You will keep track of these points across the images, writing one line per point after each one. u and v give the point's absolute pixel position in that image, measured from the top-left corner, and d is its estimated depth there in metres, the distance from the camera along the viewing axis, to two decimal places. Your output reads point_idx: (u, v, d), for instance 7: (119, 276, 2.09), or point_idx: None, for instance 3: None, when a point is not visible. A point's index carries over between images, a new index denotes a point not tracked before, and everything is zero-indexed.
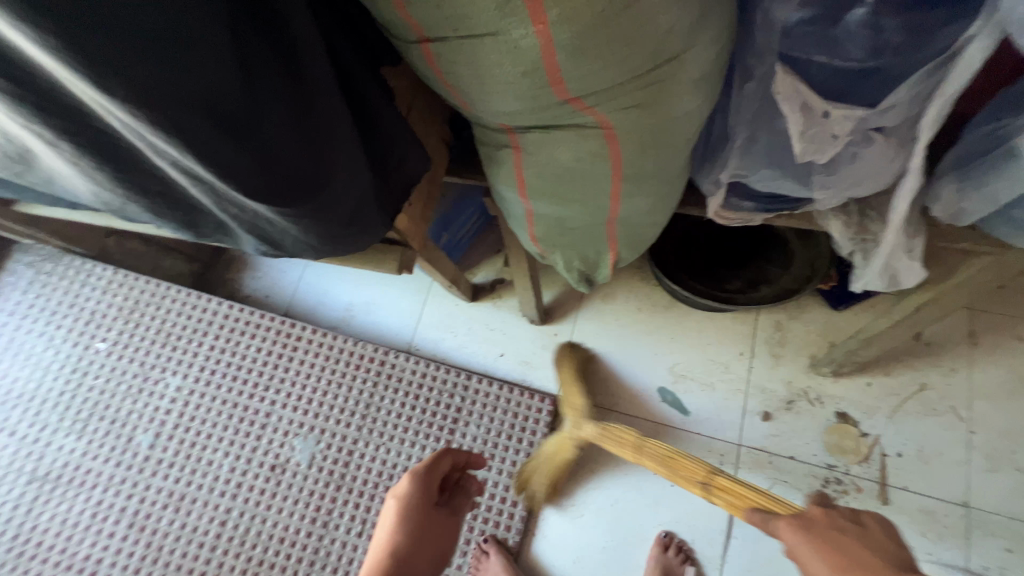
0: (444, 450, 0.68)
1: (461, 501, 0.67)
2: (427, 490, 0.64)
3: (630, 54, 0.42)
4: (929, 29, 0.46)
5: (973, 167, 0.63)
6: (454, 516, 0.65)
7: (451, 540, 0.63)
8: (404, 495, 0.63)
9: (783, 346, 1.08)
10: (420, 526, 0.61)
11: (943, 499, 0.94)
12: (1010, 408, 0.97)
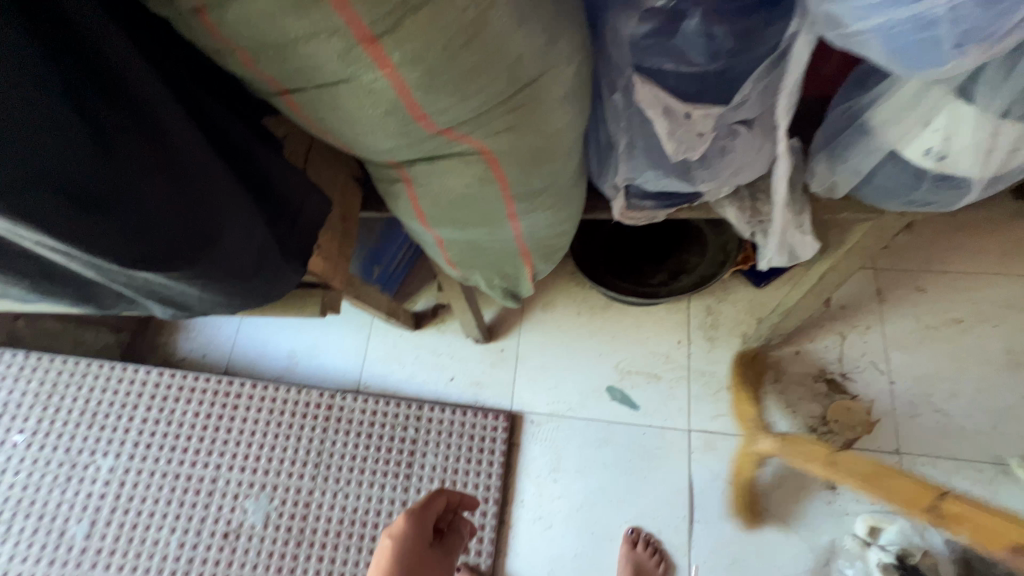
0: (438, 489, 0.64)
1: (454, 542, 0.64)
2: (422, 530, 0.60)
3: (486, 83, 0.44)
4: (755, 31, 0.51)
5: (838, 144, 0.69)
6: (448, 558, 0.62)
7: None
8: (397, 536, 0.59)
9: (715, 329, 1.13)
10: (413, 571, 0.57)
11: (876, 450, 1.00)
12: (923, 355, 1.04)
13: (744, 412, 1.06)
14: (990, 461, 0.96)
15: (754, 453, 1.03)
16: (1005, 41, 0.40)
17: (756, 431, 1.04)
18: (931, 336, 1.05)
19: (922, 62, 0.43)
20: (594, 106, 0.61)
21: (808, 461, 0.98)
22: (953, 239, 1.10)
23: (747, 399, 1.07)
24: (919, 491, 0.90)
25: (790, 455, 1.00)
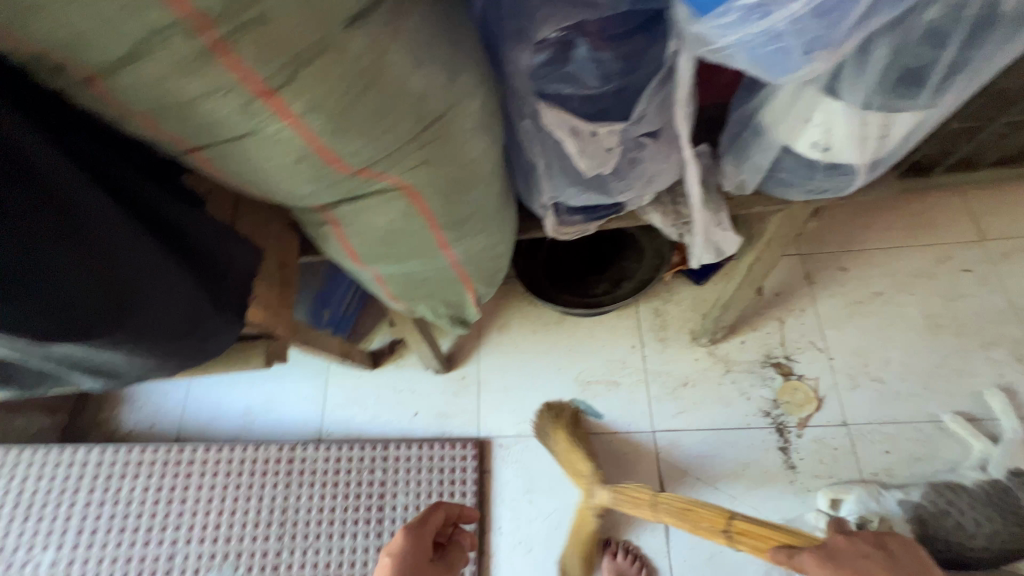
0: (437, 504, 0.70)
1: (457, 553, 0.69)
2: (420, 543, 0.65)
3: (392, 121, 0.47)
4: (638, 55, 0.57)
5: (740, 146, 0.75)
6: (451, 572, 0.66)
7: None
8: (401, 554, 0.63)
9: (665, 329, 1.17)
10: None
11: (826, 425, 1.05)
12: (854, 328, 1.11)
13: (577, 467, 1.01)
14: (927, 419, 1.03)
15: (594, 505, 0.98)
16: (844, 47, 0.46)
17: (592, 484, 0.99)
18: (858, 310, 1.12)
19: (782, 70, 0.48)
20: (508, 136, 0.64)
21: (635, 508, 0.90)
22: (864, 218, 1.19)
23: (579, 453, 1.02)
24: (705, 513, 0.79)
25: (621, 506, 0.94)
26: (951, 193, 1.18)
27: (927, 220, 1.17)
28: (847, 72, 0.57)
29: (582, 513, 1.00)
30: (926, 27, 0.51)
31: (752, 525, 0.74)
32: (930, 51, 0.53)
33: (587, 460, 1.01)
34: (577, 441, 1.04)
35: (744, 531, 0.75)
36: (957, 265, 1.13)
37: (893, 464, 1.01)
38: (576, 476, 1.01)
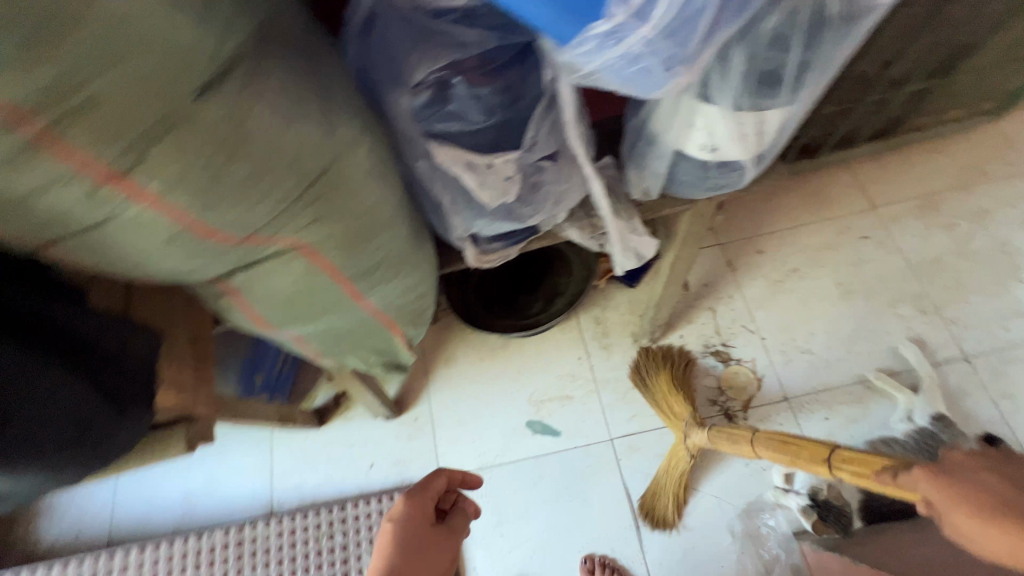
0: (439, 471, 0.65)
1: (457, 525, 0.65)
2: (422, 509, 0.63)
3: (268, 184, 0.45)
4: (517, 84, 0.57)
5: (638, 155, 0.78)
6: (450, 544, 0.63)
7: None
8: (402, 526, 0.61)
9: (608, 336, 1.19)
10: (415, 545, 0.60)
11: (768, 403, 1.10)
12: (778, 306, 1.18)
13: (674, 410, 1.03)
14: (855, 381, 1.09)
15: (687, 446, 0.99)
16: (699, 60, 0.48)
17: (687, 426, 0.98)
18: (779, 289, 1.19)
19: (651, 86, 0.50)
20: (409, 177, 0.64)
21: (732, 443, 0.85)
22: (770, 201, 1.26)
23: (677, 396, 1.04)
24: (812, 445, 0.70)
25: (717, 444, 0.89)
26: (841, 167, 1.28)
27: (825, 196, 1.26)
28: (713, 81, 0.61)
29: (675, 452, 1.02)
30: (769, 34, 0.55)
31: (863, 455, 0.63)
32: (777, 54, 0.57)
33: (686, 402, 1.03)
34: (677, 386, 1.06)
35: (845, 458, 0.64)
36: (856, 233, 1.22)
37: (833, 429, 1.06)
38: (675, 420, 1.03)
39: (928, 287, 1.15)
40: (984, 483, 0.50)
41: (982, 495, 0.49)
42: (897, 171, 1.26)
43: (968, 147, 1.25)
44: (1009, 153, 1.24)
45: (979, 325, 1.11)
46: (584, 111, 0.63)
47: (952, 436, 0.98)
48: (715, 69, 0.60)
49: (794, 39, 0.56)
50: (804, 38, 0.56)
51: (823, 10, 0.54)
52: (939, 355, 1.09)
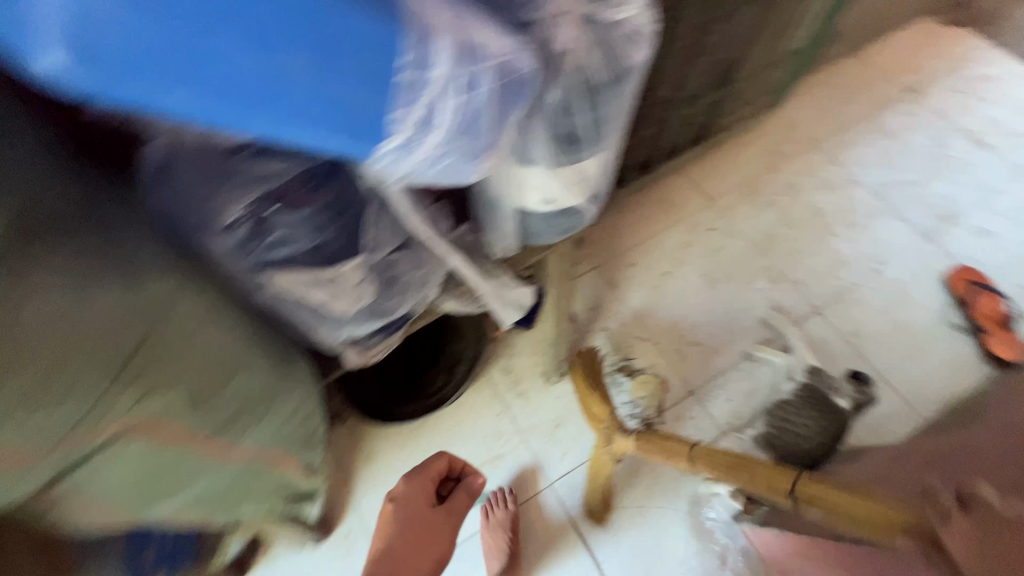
0: (447, 455, 1.04)
1: (462, 497, 1.02)
2: (424, 486, 1.01)
3: (67, 385, 0.41)
4: (339, 193, 0.58)
5: (487, 214, 0.80)
6: (449, 511, 1.02)
7: (445, 532, 1.00)
8: (419, 494, 1.00)
9: (520, 382, 1.20)
10: (415, 510, 1.00)
11: (677, 401, 1.17)
12: (661, 309, 1.27)
13: (592, 413, 1.00)
14: (742, 357, 1.21)
15: (610, 451, 0.98)
16: (500, 142, 0.50)
17: (609, 432, 0.96)
18: (658, 293, 1.29)
19: (464, 171, 0.51)
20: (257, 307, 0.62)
21: (660, 456, 0.91)
22: (628, 217, 1.38)
23: (595, 398, 1.00)
24: (768, 475, 0.80)
25: (650, 457, 0.92)
26: (676, 173, 1.44)
27: (670, 201, 1.41)
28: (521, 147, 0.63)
29: (601, 462, 1.02)
30: (556, 103, 0.58)
31: (823, 491, 0.75)
32: (568, 118, 0.61)
33: (604, 404, 0.99)
34: (592, 384, 1.02)
35: (813, 495, 0.76)
36: (704, 227, 1.37)
37: (737, 406, 1.16)
38: (596, 424, 1.00)
39: (772, 259, 1.32)
40: (1006, 545, 0.61)
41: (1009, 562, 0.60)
42: (720, 166, 1.45)
43: (765, 135, 1.48)
44: (796, 132, 1.48)
45: (818, 280, 1.28)
46: (421, 197, 0.62)
47: (823, 382, 1.14)
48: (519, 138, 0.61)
49: (578, 102, 0.59)
50: (587, 101, 0.59)
51: (594, 75, 0.58)
52: (797, 316, 1.24)
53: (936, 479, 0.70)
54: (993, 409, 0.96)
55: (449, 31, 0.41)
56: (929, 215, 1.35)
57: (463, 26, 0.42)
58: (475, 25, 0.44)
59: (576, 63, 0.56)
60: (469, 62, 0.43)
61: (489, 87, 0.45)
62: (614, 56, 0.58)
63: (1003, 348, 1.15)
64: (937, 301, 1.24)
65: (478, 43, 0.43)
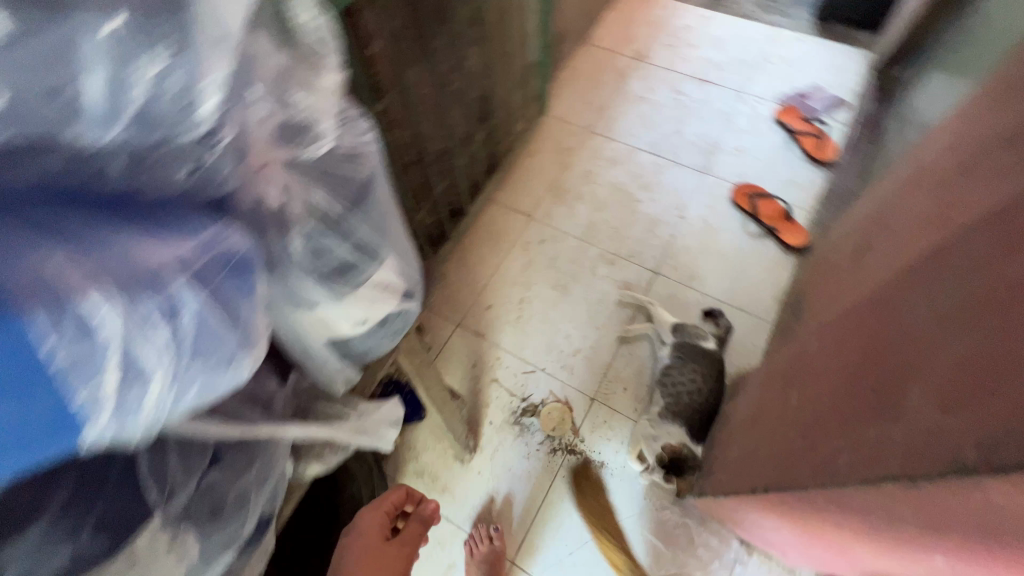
0: (401, 486, 0.87)
1: (414, 526, 0.85)
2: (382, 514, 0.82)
3: None
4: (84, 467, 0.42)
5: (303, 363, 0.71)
6: (404, 544, 0.82)
7: (397, 570, 0.78)
8: (367, 527, 0.78)
9: (438, 478, 1.12)
10: (371, 544, 0.77)
11: (585, 412, 1.18)
12: (533, 335, 1.28)
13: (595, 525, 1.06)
14: (618, 342, 1.26)
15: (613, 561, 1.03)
16: (255, 325, 0.42)
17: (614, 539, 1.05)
18: (523, 321, 1.30)
19: (234, 376, 0.42)
20: None
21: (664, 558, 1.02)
22: (466, 262, 1.39)
23: (591, 506, 1.08)
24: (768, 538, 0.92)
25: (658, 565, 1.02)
26: (490, 203, 1.48)
27: (496, 230, 1.44)
28: (285, 296, 0.55)
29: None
30: (304, 251, 0.53)
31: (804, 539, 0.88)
32: (328, 256, 0.56)
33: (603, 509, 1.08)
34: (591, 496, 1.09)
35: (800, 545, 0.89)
36: (535, 241, 1.42)
37: (634, 389, 1.20)
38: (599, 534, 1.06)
39: (602, 243, 1.41)
40: (947, 504, 0.41)
41: (969, 518, 0.39)
42: (524, 180, 1.52)
43: (546, 140, 1.59)
44: (571, 126, 1.62)
45: (645, 245, 1.40)
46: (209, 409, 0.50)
47: (689, 334, 1.18)
48: (277, 289, 0.54)
49: (329, 238, 0.54)
50: (337, 232, 0.54)
51: (331, 206, 0.53)
52: (643, 284, 1.34)
53: (870, 416, 0.53)
54: (809, 297, 1.11)
55: (105, 276, 0.32)
56: (697, 152, 1.55)
57: (126, 259, 0.34)
58: (146, 244, 0.35)
59: (303, 203, 0.50)
60: (154, 293, 0.34)
61: (200, 299, 0.37)
62: (344, 179, 0.54)
63: (792, 238, 1.36)
64: (736, 218, 1.43)
65: (158, 264, 0.35)
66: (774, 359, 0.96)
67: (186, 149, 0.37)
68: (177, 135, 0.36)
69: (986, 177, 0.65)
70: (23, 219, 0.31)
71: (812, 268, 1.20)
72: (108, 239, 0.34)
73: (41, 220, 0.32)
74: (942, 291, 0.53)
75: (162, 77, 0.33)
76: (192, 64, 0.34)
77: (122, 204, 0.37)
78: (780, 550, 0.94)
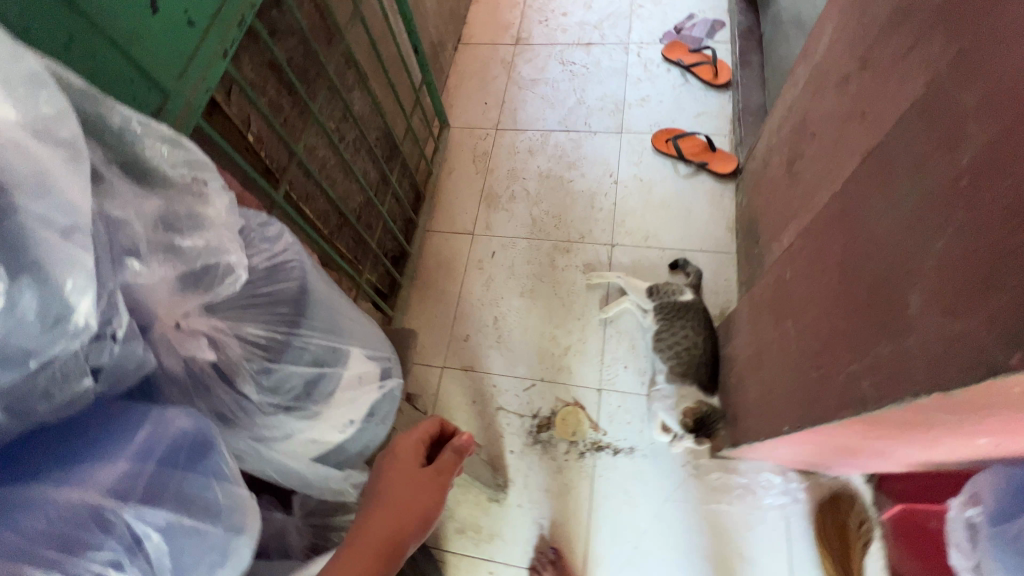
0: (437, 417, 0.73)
1: (447, 457, 0.66)
2: (412, 448, 0.66)
3: None
4: None
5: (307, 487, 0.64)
6: (442, 474, 0.64)
7: (434, 498, 0.61)
8: (401, 449, 0.65)
9: (480, 528, 1.08)
10: (397, 482, 0.61)
11: (596, 405, 1.16)
12: (519, 350, 1.24)
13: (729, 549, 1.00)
14: (602, 325, 1.24)
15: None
16: (231, 501, 0.37)
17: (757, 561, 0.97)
18: (505, 339, 1.26)
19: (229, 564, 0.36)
20: None
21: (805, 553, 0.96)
22: (428, 301, 1.33)
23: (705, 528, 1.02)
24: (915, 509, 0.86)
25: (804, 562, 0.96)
26: (429, 234, 1.43)
27: (445, 259, 1.39)
28: (255, 442, 0.49)
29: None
30: (267, 391, 0.47)
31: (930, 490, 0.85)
32: (295, 381, 0.49)
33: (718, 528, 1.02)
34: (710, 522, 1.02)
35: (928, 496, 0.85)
36: (486, 256, 1.38)
37: (634, 364, 1.19)
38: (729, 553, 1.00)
39: (551, 234, 1.38)
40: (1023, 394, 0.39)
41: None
42: (453, 200, 1.47)
43: (460, 153, 1.55)
44: (479, 130, 1.58)
45: (592, 221, 1.38)
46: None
47: (668, 292, 1.17)
48: (241, 440, 0.48)
49: (283, 364, 0.47)
50: (291, 353, 0.48)
51: (272, 329, 0.47)
52: (605, 260, 1.33)
53: (878, 332, 0.52)
54: (762, 219, 1.13)
55: (38, 546, 0.27)
56: (607, 115, 1.55)
57: (52, 509, 0.28)
58: (67, 480, 0.30)
59: (238, 340, 0.45)
60: (104, 534, 0.30)
61: (162, 510, 0.32)
62: (274, 296, 0.48)
63: (722, 165, 1.38)
64: (666, 165, 1.43)
65: (95, 498, 0.30)
66: (754, 294, 0.96)
67: (72, 367, 0.30)
68: (53, 360, 0.29)
69: (891, 65, 0.65)
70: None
71: (753, 189, 1.22)
72: (21, 497, 0.28)
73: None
74: (894, 192, 0.53)
75: (12, 307, 0.26)
76: (51, 274, 0.27)
77: (23, 447, 0.31)
78: (825, 466, 0.95)
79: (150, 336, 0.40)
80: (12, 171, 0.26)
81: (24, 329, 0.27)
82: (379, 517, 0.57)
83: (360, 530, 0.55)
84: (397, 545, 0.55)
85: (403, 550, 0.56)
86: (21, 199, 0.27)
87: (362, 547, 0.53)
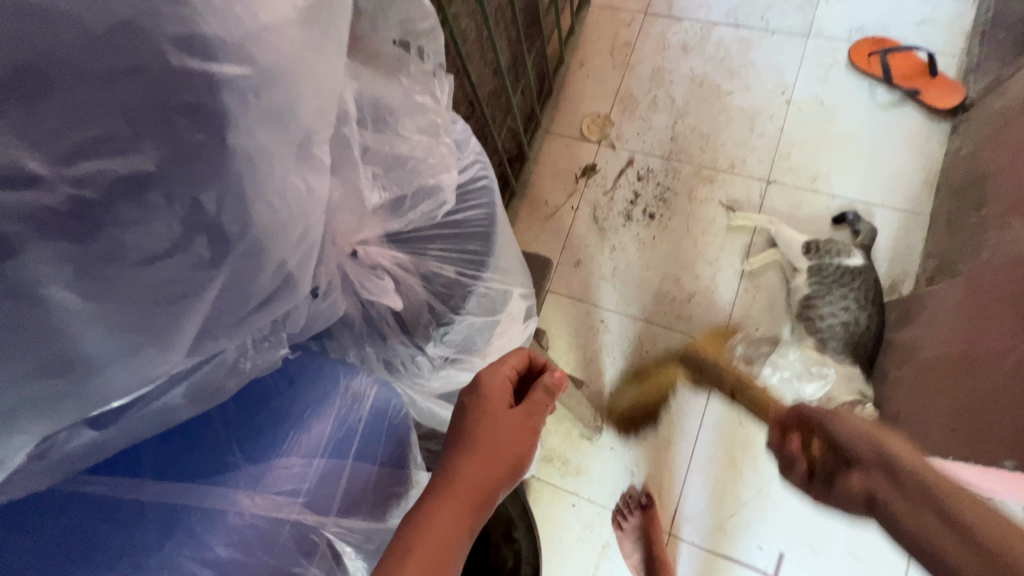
0: (524, 348, 0.53)
1: (540, 397, 0.50)
2: (500, 387, 0.48)
3: None
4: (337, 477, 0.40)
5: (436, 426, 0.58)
6: (534, 417, 0.49)
7: (527, 445, 0.46)
8: (488, 385, 0.48)
9: (567, 461, 1.04)
10: (485, 431, 0.45)
11: (715, 364, 1.04)
12: (635, 287, 1.11)
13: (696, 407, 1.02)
14: (739, 277, 1.07)
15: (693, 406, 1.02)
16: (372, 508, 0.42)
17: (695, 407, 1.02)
18: (620, 273, 1.12)
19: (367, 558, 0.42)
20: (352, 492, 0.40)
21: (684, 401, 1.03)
22: (540, 214, 1.19)
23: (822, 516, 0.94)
24: None
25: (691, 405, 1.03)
26: (549, 136, 1.24)
27: (563, 169, 1.21)
28: (412, 389, 0.50)
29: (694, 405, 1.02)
30: (441, 342, 0.48)
31: None
32: (465, 329, 0.48)
33: (832, 517, 0.94)
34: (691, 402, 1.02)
35: None
36: (612, 173, 1.19)
37: (768, 328, 1.04)
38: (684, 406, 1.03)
39: (693, 158, 1.16)
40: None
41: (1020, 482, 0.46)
42: (581, 97, 1.25)
43: (597, 39, 1.29)
44: (623, 13, 1.29)
45: (748, 149, 1.15)
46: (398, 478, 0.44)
47: (833, 250, 0.98)
48: (402, 387, 0.50)
49: (462, 315, 0.47)
50: (472, 303, 0.47)
51: (458, 269, 0.47)
52: (755, 200, 1.11)
53: None
54: (994, 180, 0.88)
55: (243, 557, 0.34)
56: (793, 10, 1.21)
57: (248, 516, 0.35)
58: (257, 480, 0.36)
59: (421, 278, 0.46)
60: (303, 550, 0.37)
61: (354, 517, 0.40)
62: (464, 226, 0.48)
63: (940, 98, 1.07)
64: (860, 89, 1.13)
65: (290, 512, 0.37)
66: (978, 276, 0.78)
67: (263, 337, 0.36)
68: (217, 353, 0.34)
69: None
70: (136, 508, 0.34)
71: (990, 135, 0.93)
72: (214, 500, 0.35)
73: (148, 504, 0.34)
74: None
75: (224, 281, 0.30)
76: (254, 230, 0.30)
77: (216, 424, 0.38)
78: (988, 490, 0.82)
79: (322, 297, 0.39)
80: (220, 42, 0.25)
81: (239, 284, 0.31)
82: (468, 465, 0.43)
83: (442, 482, 0.42)
84: (489, 498, 0.43)
85: (491, 508, 0.43)
86: (226, 69, 0.26)
87: (448, 506, 0.40)
